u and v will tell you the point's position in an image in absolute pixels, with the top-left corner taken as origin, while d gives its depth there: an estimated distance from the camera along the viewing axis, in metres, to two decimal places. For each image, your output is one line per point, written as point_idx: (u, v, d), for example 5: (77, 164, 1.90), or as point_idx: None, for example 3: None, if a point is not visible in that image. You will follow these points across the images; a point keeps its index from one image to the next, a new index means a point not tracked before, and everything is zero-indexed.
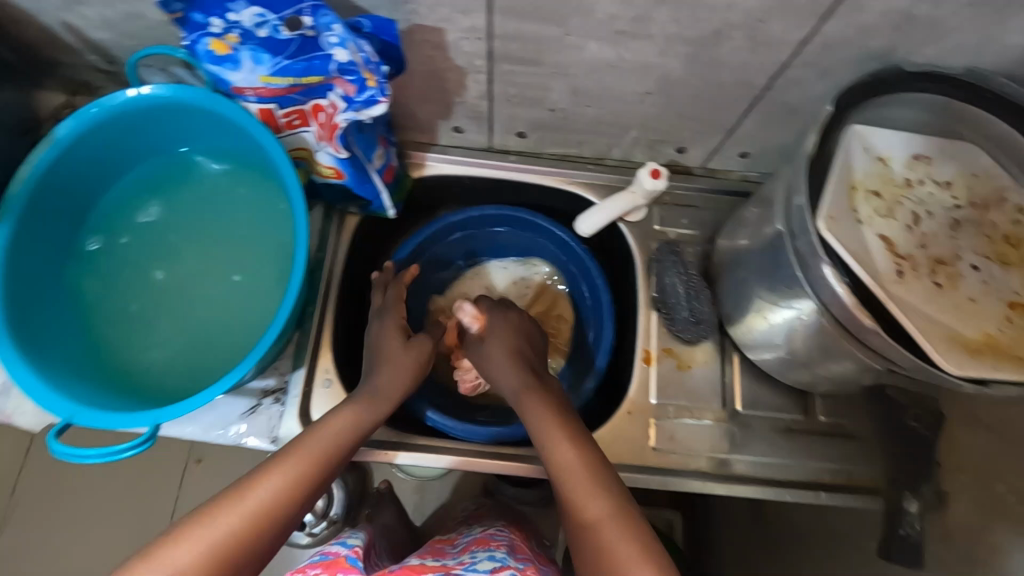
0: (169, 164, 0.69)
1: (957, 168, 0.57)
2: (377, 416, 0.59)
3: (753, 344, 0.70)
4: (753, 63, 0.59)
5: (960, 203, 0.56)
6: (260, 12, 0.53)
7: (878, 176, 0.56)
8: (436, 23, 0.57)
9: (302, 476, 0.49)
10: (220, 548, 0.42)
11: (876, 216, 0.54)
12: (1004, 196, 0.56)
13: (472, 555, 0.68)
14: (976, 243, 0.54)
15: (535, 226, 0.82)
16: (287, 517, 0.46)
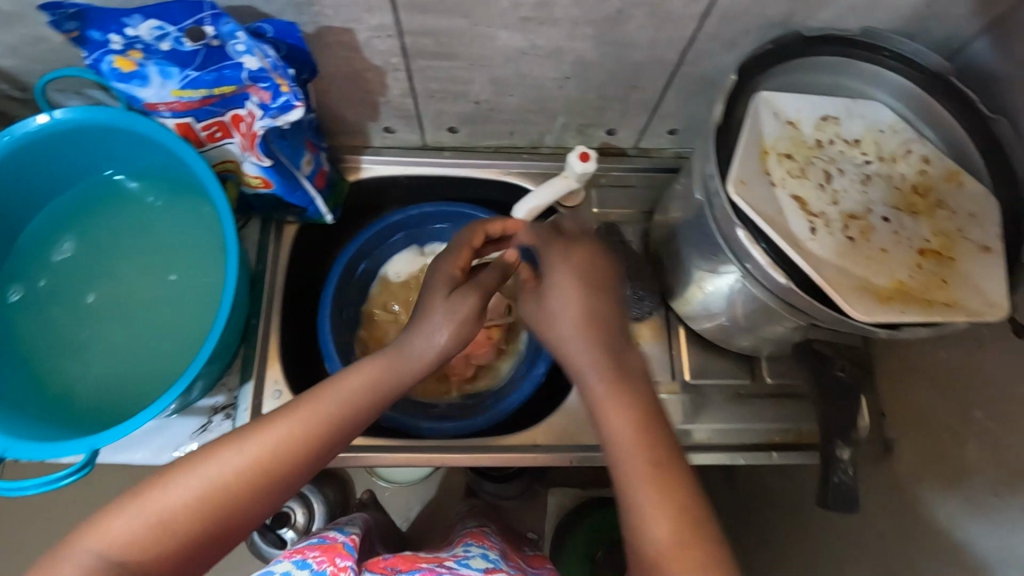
0: (91, 190, 0.68)
1: (863, 125, 0.59)
2: (413, 366, 0.54)
3: (695, 316, 0.71)
4: (660, 40, 0.60)
5: (867, 159, 0.58)
6: (158, 25, 0.52)
7: (790, 140, 0.57)
8: (343, 24, 0.57)
9: (306, 432, 0.48)
10: (212, 498, 0.44)
11: (790, 177, 0.55)
12: (908, 148, 0.58)
13: (464, 550, 0.68)
14: (886, 194, 0.57)
15: (477, 220, 0.82)
16: (285, 472, 0.47)
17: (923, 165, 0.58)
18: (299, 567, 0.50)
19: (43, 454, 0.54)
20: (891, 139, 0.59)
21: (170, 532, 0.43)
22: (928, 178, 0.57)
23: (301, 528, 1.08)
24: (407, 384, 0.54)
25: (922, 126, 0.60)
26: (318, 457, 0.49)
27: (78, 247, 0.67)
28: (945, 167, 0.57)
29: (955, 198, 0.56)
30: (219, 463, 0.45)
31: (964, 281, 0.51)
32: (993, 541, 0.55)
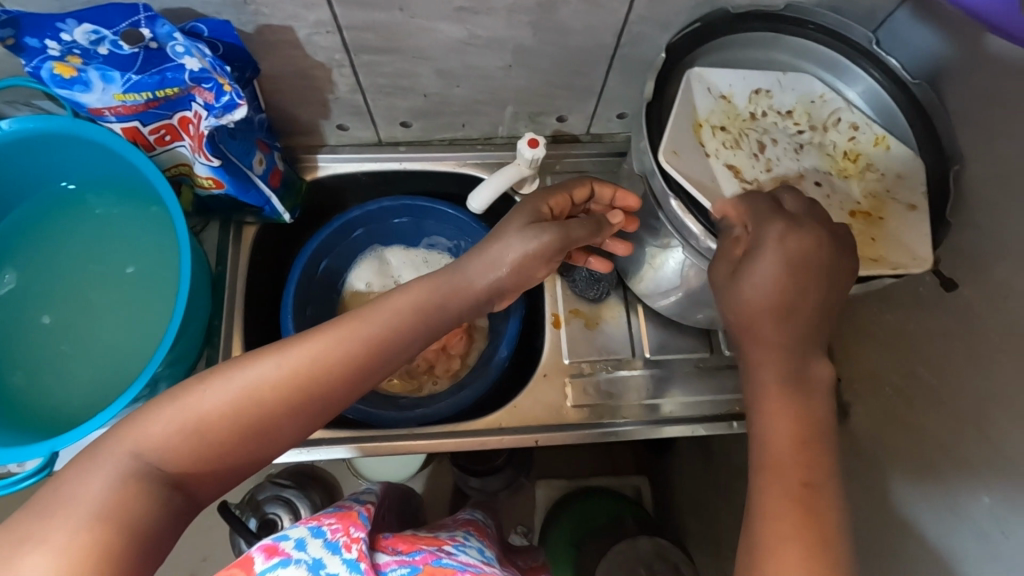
0: (44, 200, 0.68)
1: (797, 95, 0.60)
2: (461, 297, 0.53)
3: (648, 293, 0.73)
4: (596, 24, 0.62)
5: (800, 129, 0.60)
6: (93, 28, 0.52)
7: (723, 113, 0.58)
8: (283, 21, 0.58)
9: (346, 348, 0.47)
10: (251, 404, 0.44)
11: (724, 147, 0.57)
12: (838, 116, 0.60)
13: (462, 538, 0.69)
14: (819, 161, 0.58)
15: (435, 212, 0.84)
16: (324, 386, 0.47)
17: (852, 132, 0.59)
18: (313, 537, 0.50)
19: (4, 459, 0.55)
20: (823, 108, 0.60)
21: (210, 434, 0.43)
22: (858, 145, 0.59)
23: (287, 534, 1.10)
24: (451, 312, 0.53)
25: (850, 94, 0.61)
26: (359, 378, 0.48)
27: (33, 261, 0.67)
28: (872, 133, 0.59)
29: (882, 161, 0.58)
30: (259, 372, 0.45)
31: (891, 237, 0.54)
32: (944, 492, 0.57)
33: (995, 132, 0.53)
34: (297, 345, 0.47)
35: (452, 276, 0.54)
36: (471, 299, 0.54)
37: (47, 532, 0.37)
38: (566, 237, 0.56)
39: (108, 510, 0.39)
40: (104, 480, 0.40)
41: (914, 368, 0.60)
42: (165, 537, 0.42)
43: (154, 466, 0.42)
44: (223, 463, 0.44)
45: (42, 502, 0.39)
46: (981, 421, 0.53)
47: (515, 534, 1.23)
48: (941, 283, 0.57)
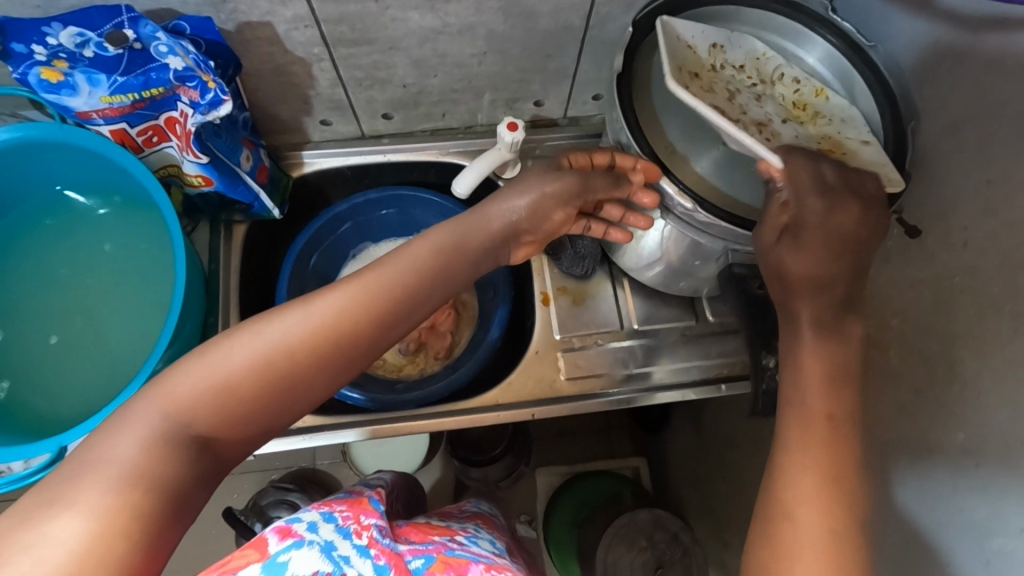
0: (38, 208, 0.70)
1: (744, 53, 0.63)
2: (478, 236, 0.59)
3: (635, 266, 0.75)
4: (563, 7, 0.64)
5: (754, 82, 0.63)
6: (79, 32, 0.54)
7: (693, 63, 0.59)
8: (261, 17, 0.60)
9: (364, 301, 0.50)
10: (274, 359, 0.46)
11: (702, 92, 0.58)
12: (782, 71, 0.63)
13: (474, 531, 0.71)
14: (777, 109, 0.61)
15: (420, 201, 0.86)
16: (344, 340, 0.49)
17: (795, 84, 0.63)
18: (324, 521, 0.50)
19: (8, 457, 0.56)
20: (767, 63, 0.64)
21: (237, 392, 0.45)
22: (803, 96, 0.63)
23: None
24: (468, 255, 0.57)
25: (809, 59, 0.65)
26: (377, 331, 0.50)
27: (26, 267, 0.68)
28: (812, 86, 0.63)
29: (829, 108, 0.62)
30: (279, 328, 0.47)
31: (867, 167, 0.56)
32: (920, 435, 0.59)
33: (945, 85, 0.55)
34: (315, 301, 0.49)
35: (469, 219, 0.59)
36: (486, 237, 0.59)
37: (78, 492, 0.38)
38: (584, 183, 0.62)
39: (142, 472, 0.40)
40: (135, 443, 0.41)
41: (884, 321, 0.63)
42: (196, 495, 0.43)
43: (183, 424, 0.43)
44: (249, 420, 0.46)
45: (74, 466, 0.40)
46: (950, 360, 0.55)
47: (520, 524, 1.26)
48: (906, 231, 0.59)
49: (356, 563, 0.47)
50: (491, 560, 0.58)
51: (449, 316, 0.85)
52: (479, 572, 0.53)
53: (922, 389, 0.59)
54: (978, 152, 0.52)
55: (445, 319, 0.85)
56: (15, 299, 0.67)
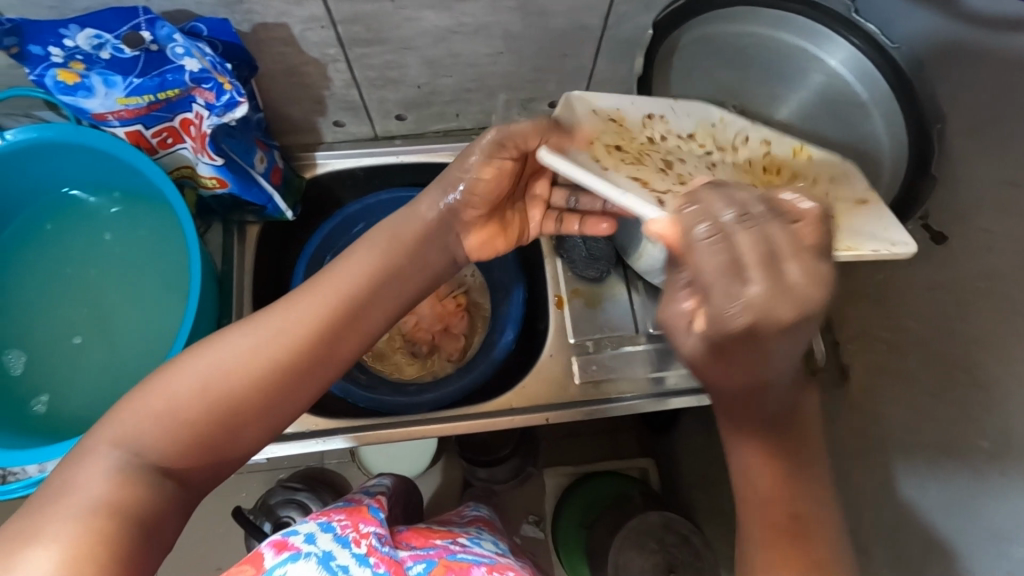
0: (51, 208, 0.70)
1: (691, 118, 0.65)
2: (419, 232, 0.56)
3: (647, 270, 0.71)
4: (580, 7, 0.64)
5: (705, 150, 0.64)
6: (96, 34, 0.55)
7: (612, 135, 0.61)
8: (276, 18, 0.59)
9: (315, 318, 0.48)
10: (223, 388, 0.44)
11: (623, 163, 0.59)
12: (744, 135, 0.64)
13: (476, 532, 0.72)
14: (735, 173, 0.62)
15: None
16: (295, 361, 0.47)
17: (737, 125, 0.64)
18: (323, 531, 0.50)
19: (24, 460, 0.56)
20: (728, 126, 0.64)
21: (194, 417, 0.42)
22: (774, 158, 0.63)
23: None
24: (419, 259, 0.55)
25: (831, 62, 0.61)
26: (331, 347, 0.49)
27: (34, 267, 0.68)
28: (787, 145, 0.62)
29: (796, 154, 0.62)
30: (229, 354, 0.45)
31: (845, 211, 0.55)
32: (939, 442, 0.58)
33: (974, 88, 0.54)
34: (263, 323, 0.47)
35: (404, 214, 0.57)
36: (428, 234, 0.56)
37: (40, 533, 0.35)
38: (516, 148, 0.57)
39: (109, 501, 0.37)
40: (95, 480, 0.38)
41: (904, 327, 0.62)
42: (167, 526, 0.41)
43: (140, 456, 0.40)
44: (208, 445, 0.43)
45: (31, 510, 0.37)
46: (975, 369, 0.54)
47: (527, 524, 1.26)
48: (933, 237, 0.59)
49: (355, 572, 0.46)
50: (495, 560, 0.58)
51: (460, 317, 0.86)
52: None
53: (945, 397, 0.57)
54: (1006, 156, 0.51)
55: (456, 320, 0.86)
56: (23, 300, 0.67)
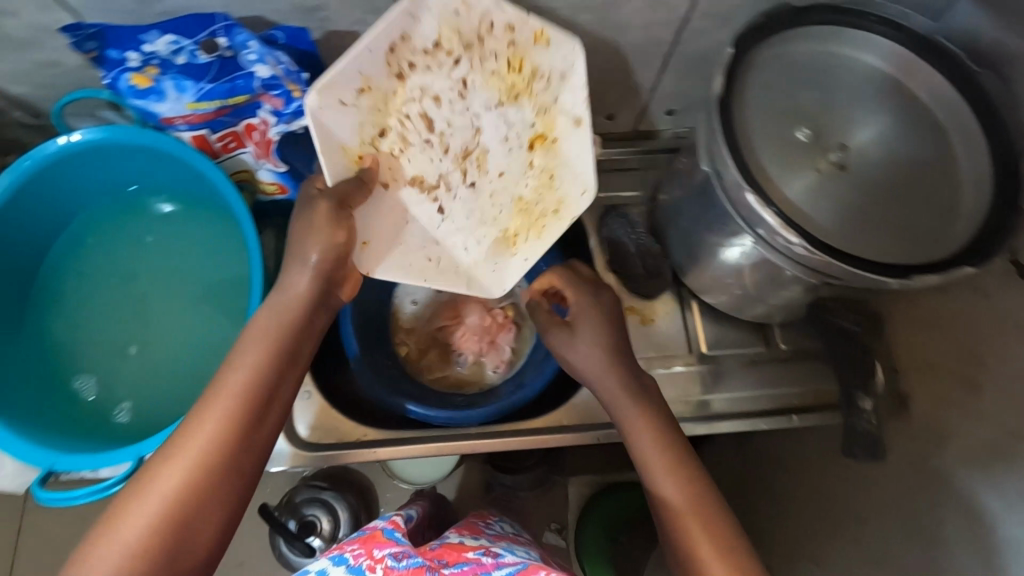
0: (117, 209, 0.72)
1: (435, 22, 0.57)
2: (302, 307, 0.55)
3: (706, 288, 0.74)
4: (655, 22, 0.63)
5: (455, 49, 0.59)
6: (174, 39, 0.53)
7: (376, 121, 0.61)
8: (350, 26, 0.59)
9: (229, 410, 0.48)
10: (175, 507, 0.44)
11: (406, 145, 0.63)
12: (489, 21, 0.57)
13: (508, 543, 0.69)
14: (492, 84, 0.62)
15: None
16: (228, 458, 0.47)
17: (505, 37, 0.58)
18: (336, 565, 0.55)
19: (88, 463, 0.57)
20: (417, 30, 0.57)
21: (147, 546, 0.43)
22: (518, 48, 0.59)
23: (327, 534, 1.12)
24: (303, 330, 0.55)
25: (912, 87, 0.61)
26: (256, 429, 0.49)
27: (95, 267, 0.71)
28: (530, 29, 0.56)
29: (541, 58, 0.59)
30: (168, 481, 0.45)
31: (564, 167, 0.65)
32: None
33: None
34: (184, 439, 0.47)
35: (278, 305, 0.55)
36: (313, 304, 0.56)
37: None
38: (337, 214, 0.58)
39: None
40: None
41: None
42: None
43: None
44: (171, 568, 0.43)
45: None
46: None
47: (549, 532, 1.23)
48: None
49: None
50: (529, 564, 0.56)
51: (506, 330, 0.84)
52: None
53: None
54: None
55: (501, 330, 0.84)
56: (85, 301, 0.69)
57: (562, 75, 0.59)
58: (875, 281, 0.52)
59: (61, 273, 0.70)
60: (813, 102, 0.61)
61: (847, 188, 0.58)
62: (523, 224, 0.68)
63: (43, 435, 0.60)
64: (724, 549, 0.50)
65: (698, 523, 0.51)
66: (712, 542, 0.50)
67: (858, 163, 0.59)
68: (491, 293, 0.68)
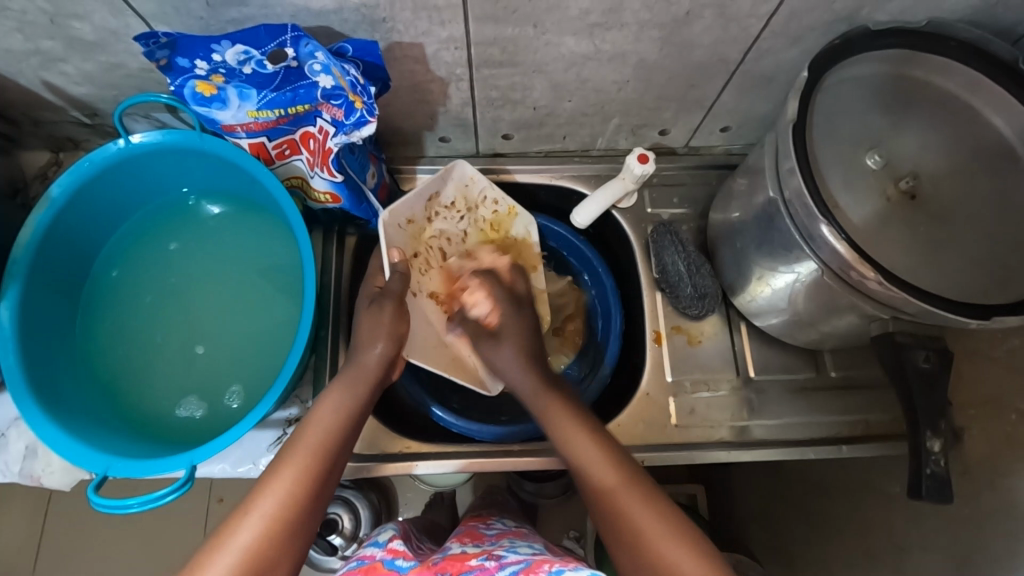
0: (172, 210, 0.74)
1: (454, 187, 0.77)
2: (367, 382, 0.59)
3: (759, 311, 0.71)
4: (723, 40, 0.61)
5: (461, 210, 0.78)
6: (244, 49, 0.53)
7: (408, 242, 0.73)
8: (415, 38, 0.58)
9: (300, 474, 0.50)
10: (253, 560, 0.45)
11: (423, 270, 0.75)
12: (484, 194, 0.78)
13: (511, 542, 0.67)
14: (477, 238, 0.80)
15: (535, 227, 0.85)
16: (299, 520, 0.48)
17: (495, 207, 0.79)
18: None
19: (139, 470, 0.58)
20: (445, 193, 0.77)
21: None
22: (498, 216, 0.80)
23: (348, 534, 1.03)
24: (364, 404, 0.58)
25: (994, 120, 0.57)
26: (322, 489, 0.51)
27: (146, 270, 0.72)
28: (508, 206, 0.79)
29: (515, 227, 0.80)
30: (247, 535, 0.46)
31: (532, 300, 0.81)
32: None
33: None
34: (260, 499, 0.48)
35: (352, 372, 0.60)
36: (375, 382, 0.60)
37: None
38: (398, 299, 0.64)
39: None
40: None
41: None
42: None
43: None
44: None
45: None
46: None
47: (566, 541, 1.07)
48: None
49: None
50: (531, 560, 0.56)
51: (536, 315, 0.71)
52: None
53: None
54: None
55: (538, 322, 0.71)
56: (135, 303, 0.71)
57: (525, 241, 0.81)
58: (951, 319, 0.51)
59: (113, 277, 0.72)
60: (882, 127, 0.59)
61: (917, 217, 0.56)
62: None
63: (97, 436, 0.61)
64: (659, 513, 0.51)
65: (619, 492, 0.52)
66: (645, 509, 0.51)
67: (932, 193, 0.57)
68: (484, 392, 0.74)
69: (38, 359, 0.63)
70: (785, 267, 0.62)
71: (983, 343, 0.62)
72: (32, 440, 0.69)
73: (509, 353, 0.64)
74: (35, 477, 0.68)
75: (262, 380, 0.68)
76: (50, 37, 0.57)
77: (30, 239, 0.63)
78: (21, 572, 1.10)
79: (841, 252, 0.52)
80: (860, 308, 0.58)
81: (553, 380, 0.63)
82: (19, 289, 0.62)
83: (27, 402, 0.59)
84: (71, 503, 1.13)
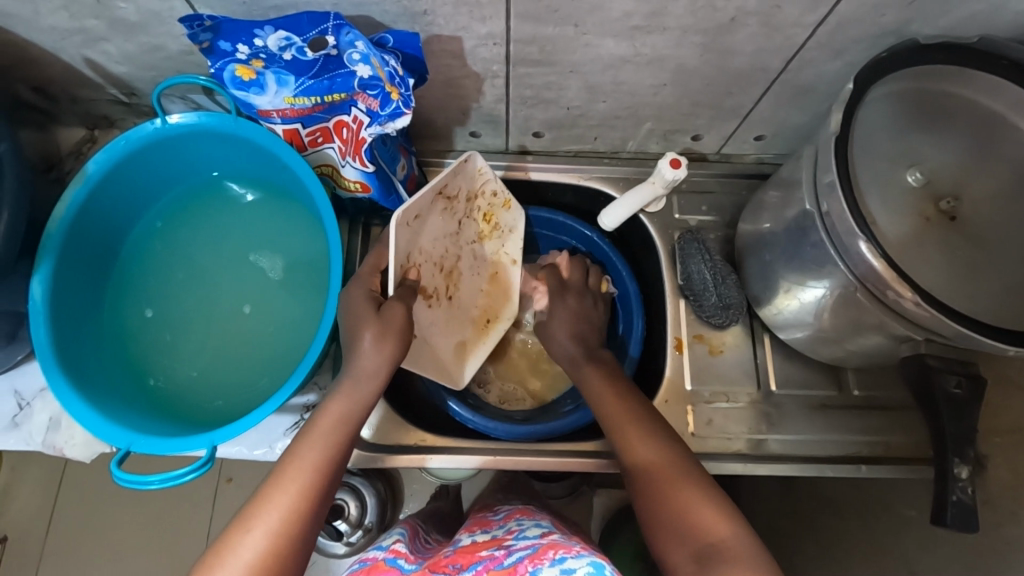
0: (203, 191, 0.75)
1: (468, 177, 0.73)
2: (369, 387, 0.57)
3: (783, 325, 0.70)
4: (767, 48, 0.60)
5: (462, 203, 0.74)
6: (286, 35, 0.54)
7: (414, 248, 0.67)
8: (453, 32, 0.58)
9: (306, 486, 0.50)
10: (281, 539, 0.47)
11: (427, 271, 0.70)
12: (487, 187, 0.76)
13: (520, 523, 0.66)
14: (468, 231, 0.77)
15: (571, 229, 0.84)
16: (305, 533, 0.49)
17: (493, 198, 0.78)
18: None
19: (162, 448, 0.59)
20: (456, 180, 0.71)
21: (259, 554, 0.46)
22: (493, 210, 0.78)
23: (354, 520, 1.03)
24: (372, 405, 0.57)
25: None
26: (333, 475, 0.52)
27: (163, 258, 0.73)
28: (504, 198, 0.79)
29: (507, 219, 0.80)
30: (271, 515, 0.48)
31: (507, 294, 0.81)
32: None
33: None
34: (265, 511, 0.48)
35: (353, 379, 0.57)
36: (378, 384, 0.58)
37: None
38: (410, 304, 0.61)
39: None
40: None
41: None
42: None
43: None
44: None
45: None
46: None
47: None
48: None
49: None
50: (539, 544, 0.55)
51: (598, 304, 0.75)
52: (524, 570, 0.51)
53: None
54: None
55: (593, 311, 0.73)
56: (141, 305, 0.71)
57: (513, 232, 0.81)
58: (990, 347, 0.50)
59: (133, 265, 0.72)
60: (924, 144, 0.58)
61: (953, 236, 0.55)
62: (473, 336, 0.79)
63: (119, 412, 0.62)
64: (708, 498, 0.49)
65: (674, 486, 0.51)
66: (699, 497, 0.50)
67: (974, 216, 0.56)
68: (455, 386, 0.76)
69: (67, 333, 0.64)
70: (813, 282, 0.61)
71: (1016, 371, 0.61)
72: (53, 413, 0.70)
73: (558, 326, 0.70)
74: (56, 449, 0.69)
75: (279, 359, 0.69)
76: (94, 16, 0.57)
77: (65, 212, 0.63)
78: (31, 536, 1.12)
79: (878, 269, 0.51)
80: (891, 329, 0.57)
81: (597, 354, 0.67)
82: (52, 262, 0.63)
83: (53, 373, 0.60)
84: (83, 474, 1.15)
